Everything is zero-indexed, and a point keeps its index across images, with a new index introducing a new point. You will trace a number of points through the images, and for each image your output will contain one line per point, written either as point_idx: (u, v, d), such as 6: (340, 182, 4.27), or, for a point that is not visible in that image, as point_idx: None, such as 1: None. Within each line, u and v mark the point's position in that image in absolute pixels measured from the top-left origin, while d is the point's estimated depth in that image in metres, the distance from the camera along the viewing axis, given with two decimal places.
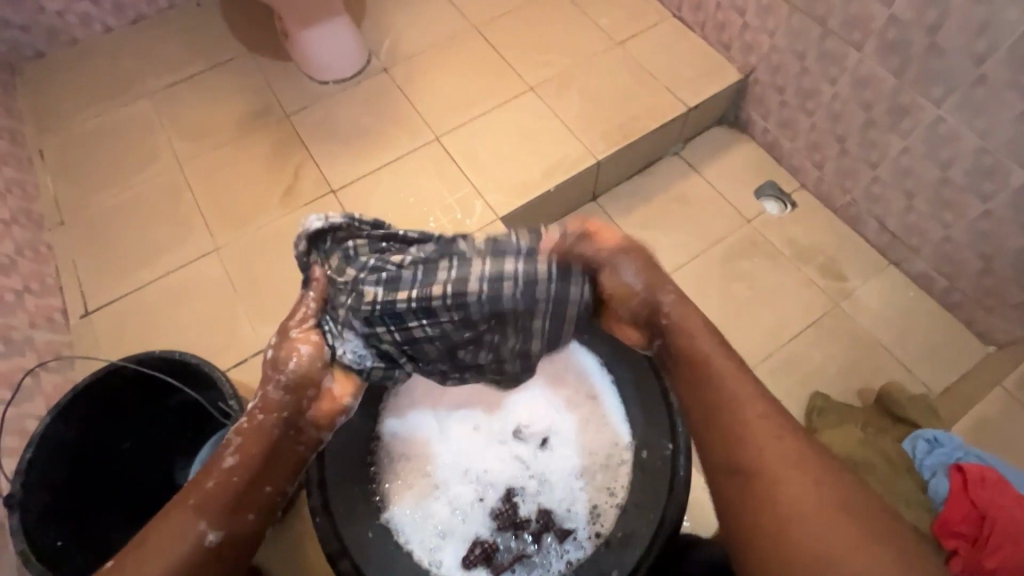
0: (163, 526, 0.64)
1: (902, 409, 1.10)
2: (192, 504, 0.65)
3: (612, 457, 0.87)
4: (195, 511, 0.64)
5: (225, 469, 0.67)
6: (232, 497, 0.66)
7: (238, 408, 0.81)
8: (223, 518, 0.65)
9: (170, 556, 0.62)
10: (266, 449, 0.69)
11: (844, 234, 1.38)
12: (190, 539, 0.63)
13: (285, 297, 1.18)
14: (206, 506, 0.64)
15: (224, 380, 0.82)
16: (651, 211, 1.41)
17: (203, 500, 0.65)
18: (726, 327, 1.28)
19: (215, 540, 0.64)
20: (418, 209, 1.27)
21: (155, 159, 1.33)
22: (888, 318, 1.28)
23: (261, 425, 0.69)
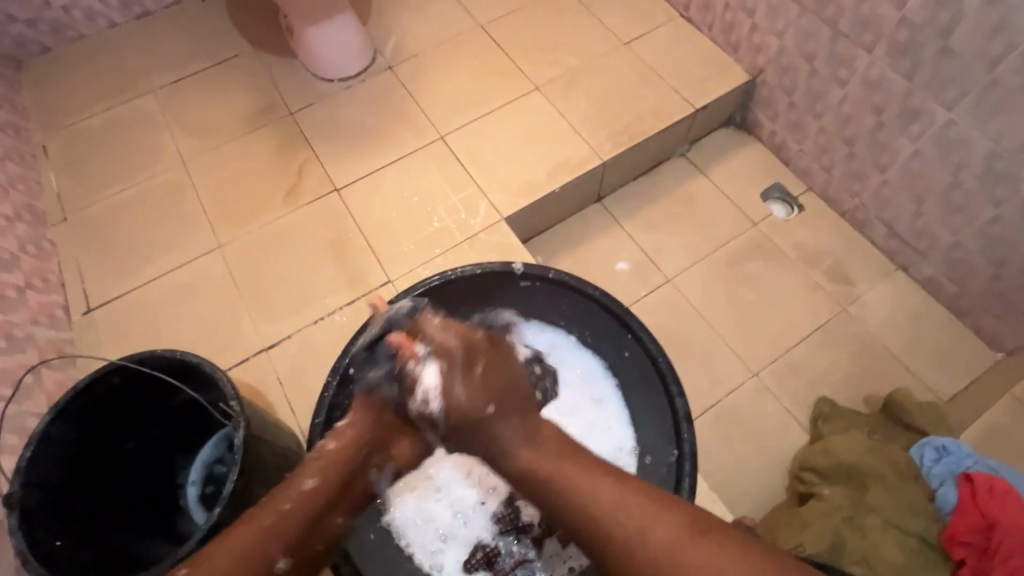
0: (232, 549, 0.59)
1: (910, 415, 1.09)
2: (267, 527, 0.62)
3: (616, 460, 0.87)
4: (274, 533, 0.61)
5: (305, 491, 0.65)
6: (310, 521, 0.65)
7: (239, 409, 0.80)
8: (296, 544, 0.63)
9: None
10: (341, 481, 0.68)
11: (852, 237, 1.36)
12: (262, 563, 0.60)
13: (287, 295, 1.18)
14: (284, 530, 0.62)
15: (225, 380, 0.81)
16: (656, 213, 1.40)
17: (277, 535, 0.62)
18: (731, 331, 1.27)
19: (283, 568, 0.62)
20: (423, 209, 1.26)
21: (159, 156, 1.33)
22: (895, 323, 1.27)
23: (341, 451, 0.70)
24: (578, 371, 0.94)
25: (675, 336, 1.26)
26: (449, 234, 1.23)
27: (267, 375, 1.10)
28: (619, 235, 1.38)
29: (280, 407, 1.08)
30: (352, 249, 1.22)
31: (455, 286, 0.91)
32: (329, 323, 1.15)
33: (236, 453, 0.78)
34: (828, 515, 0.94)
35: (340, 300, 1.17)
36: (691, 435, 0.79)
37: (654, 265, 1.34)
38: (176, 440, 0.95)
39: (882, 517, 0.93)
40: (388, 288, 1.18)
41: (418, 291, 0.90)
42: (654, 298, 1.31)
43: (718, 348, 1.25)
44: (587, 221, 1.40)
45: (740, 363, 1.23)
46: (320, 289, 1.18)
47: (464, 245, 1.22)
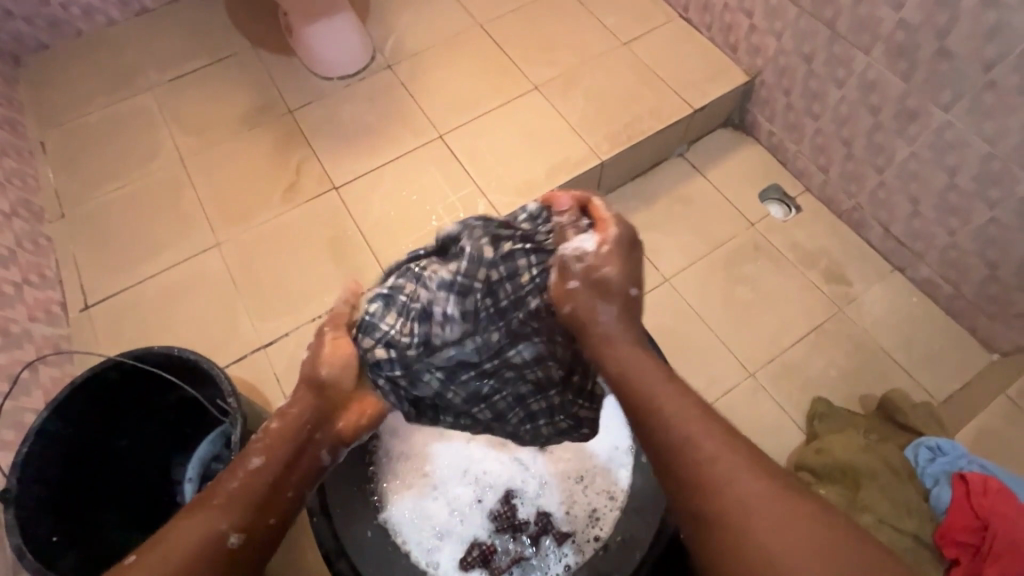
0: (179, 529, 0.60)
1: (905, 415, 1.09)
2: (217, 504, 0.63)
3: (612, 460, 0.86)
4: (221, 511, 0.62)
5: (251, 470, 0.67)
6: (260, 498, 0.65)
7: (237, 406, 0.80)
8: (247, 521, 0.63)
9: (192, 552, 0.58)
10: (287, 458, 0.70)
11: (849, 238, 1.37)
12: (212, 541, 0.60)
13: (285, 292, 1.18)
14: (232, 507, 0.63)
15: (223, 377, 0.80)
16: (654, 212, 1.41)
17: (225, 511, 0.62)
18: (728, 331, 1.27)
19: (235, 543, 0.61)
20: (421, 207, 1.26)
21: (157, 153, 1.33)
22: (891, 323, 1.27)
23: (288, 424, 0.72)
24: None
25: (672, 335, 1.27)
26: None
27: (264, 373, 1.10)
28: None
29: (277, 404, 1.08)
30: (350, 247, 1.22)
31: None
32: None
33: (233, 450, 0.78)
34: None
35: (338, 298, 1.17)
36: None
37: (652, 265, 1.35)
38: (173, 436, 0.95)
39: (876, 516, 0.93)
40: None
41: None
42: (651, 297, 1.31)
43: (715, 347, 1.25)
44: None
45: (737, 362, 1.24)
46: (318, 287, 1.18)
47: None
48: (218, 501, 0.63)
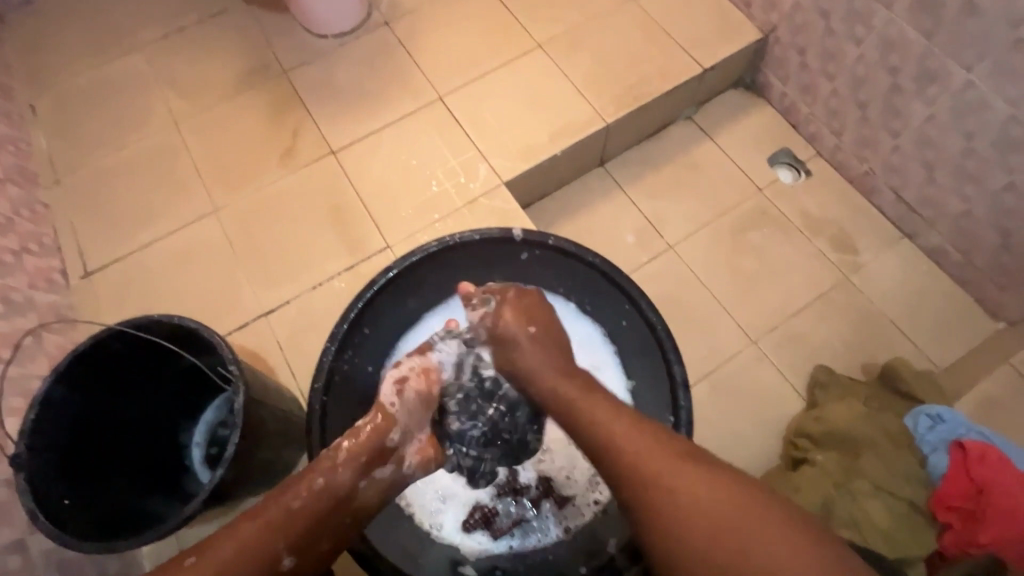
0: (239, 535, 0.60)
1: (906, 384, 1.06)
2: (273, 522, 0.62)
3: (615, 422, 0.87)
4: (275, 531, 0.61)
5: (313, 489, 0.65)
6: (316, 519, 0.64)
7: (239, 373, 0.76)
8: (301, 541, 0.63)
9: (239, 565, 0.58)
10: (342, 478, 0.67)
11: (858, 204, 1.34)
12: (265, 555, 0.60)
13: (286, 260, 1.17)
14: (287, 529, 0.62)
15: (224, 346, 0.77)
16: (659, 178, 1.38)
17: (282, 534, 0.62)
18: (731, 298, 1.26)
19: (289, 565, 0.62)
20: (422, 172, 1.23)
21: (150, 116, 1.29)
22: (897, 291, 1.26)
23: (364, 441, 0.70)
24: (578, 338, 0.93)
25: (675, 304, 1.26)
26: (448, 199, 1.21)
27: (267, 340, 1.10)
28: (622, 201, 1.36)
29: (280, 371, 1.08)
30: (349, 214, 1.20)
31: (456, 252, 0.91)
32: (328, 289, 1.14)
33: (237, 419, 0.76)
34: (818, 481, 0.92)
35: (340, 266, 1.16)
36: (688, 403, 0.79)
37: (656, 232, 1.33)
38: (180, 403, 0.96)
39: (872, 482, 0.90)
40: (386, 254, 1.17)
41: (416, 257, 0.88)
42: (655, 265, 1.30)
43: (718, 316, 1.24)
44: (588, 187, 1.38)
45: (739, 330, 1.23)
46: (319, 255, 1.17)
47: (464, 210, 1.20)
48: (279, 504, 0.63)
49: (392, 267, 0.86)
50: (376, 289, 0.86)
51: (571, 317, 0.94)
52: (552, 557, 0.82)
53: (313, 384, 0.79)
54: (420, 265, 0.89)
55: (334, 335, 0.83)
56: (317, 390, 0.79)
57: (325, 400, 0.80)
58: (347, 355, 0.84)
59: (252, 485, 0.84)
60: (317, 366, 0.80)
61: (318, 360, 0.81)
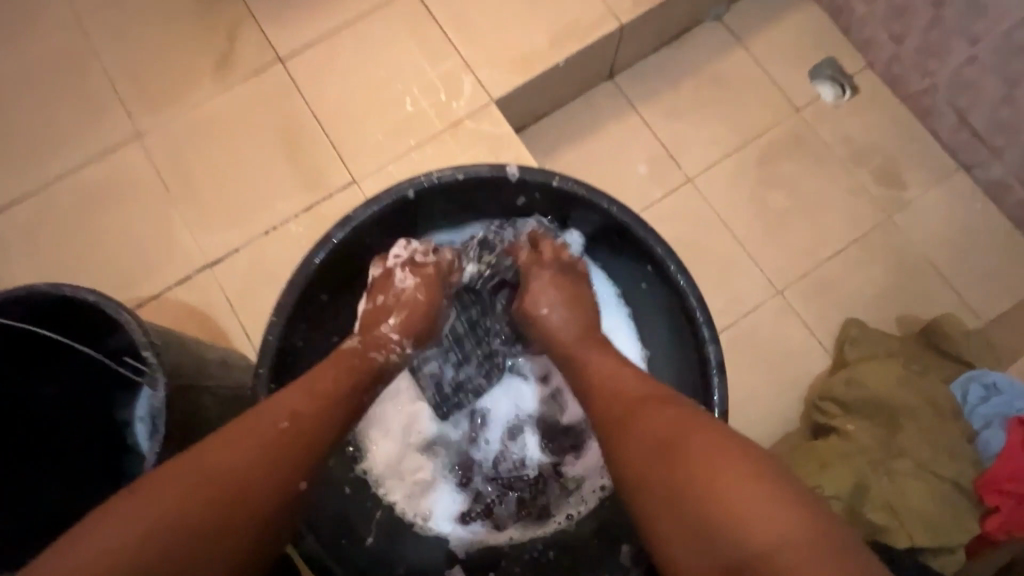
0: (246, 438, 0.52)
1: (955, 345, 0.94)
2: (295, 439, 0.54)
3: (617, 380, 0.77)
4: (297, 462, 0.53)
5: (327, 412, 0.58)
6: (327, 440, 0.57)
7: (155, 361, 0.57)
8: (317, 462, 0.56)
9: (262, 456, 0.52)
10: (365, 375, 0.64)
11: (910, 128, 1.14)
12: (282, 487, 0.52)
13: (230, 199, 0.96)
14: (305, 452, 0.54)
15: (133, 325, 0.58)
16: (679, 94, 1.16)
17: (303, 463, 0.54)
18: (756, 241, 1.09)
19: (303, 488, 0.54)
20: (392, 86, 1.00)
21: (45, 10, 1.02)
22: (945, 233, 1.10)
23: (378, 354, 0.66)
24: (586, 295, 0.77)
25: (692, 247, 1.09)
26: (426, 121, 0.99)
27: (213, 296, 0.92)
28: (634, 124, 1.14)
29: (230, 333, 0.91)
30: (304, 141, 0.98)
31: (436, 197, 0.71)
32: (283, 234, 0.95)
33: (159, 419, 0.58)
34: (850, 456, 0.82)
35: (296, 205, 0.96)
36: (723, 390, 0.62)
37: (673, 161, 1.13)
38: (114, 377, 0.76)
39: (913, 461, 0.80)
40: (351, 190, 0.96)
41: (386, 201, 0.68)
42: (670, 202, 1.11)
43: (740, 262, 1.08)
44: (595, 105, 1.15)
45: (764, 278, 1.07)
46: (270, 192, 0.96)
47: (445, 135, 0.98)
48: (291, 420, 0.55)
49: (352, 218, 0.66)
50: (334, 245, 0.66)
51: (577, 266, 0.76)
52: (553, 555, 0.71)
53: (256, 370, 0.61)
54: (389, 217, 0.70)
55: (279, 307, 0.64)
56: (262, 378, 0.62)
57: (275, 388, 0.63)
58: (301, 330, 0.67)
59: None
60: (260, 348, 0.62)
61: (261, 340, 0.62)
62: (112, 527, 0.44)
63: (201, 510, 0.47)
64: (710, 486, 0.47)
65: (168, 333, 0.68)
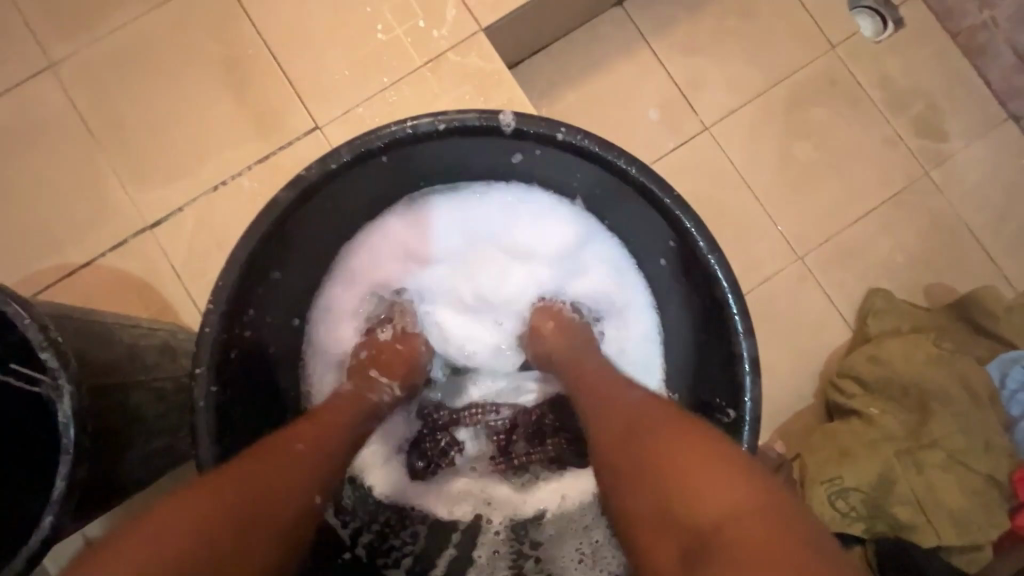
0: (265, 453, 0.49)
1: (992, 319, 0.85)
2: (303, 449, 0.51)
3: (621, 319, 0.68)
4: (315, 478, 0.50)
5: (333, 427, 0.56)
6: (338, 458, 0.54)
7: (58, 366, 0.45)
8: (330, 480, 0.53)
9: (290, 474, 0.49)
10: (362, 412, 0.59)
11: (957, 71, 1.00)
12: (298, 504, 0.48)
13: (168, 146, 0.81)
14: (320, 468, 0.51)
15: (24, 317, 0.44)
16: (699, 25, 0.99)
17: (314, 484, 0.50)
18: (779, 201, 0.97)
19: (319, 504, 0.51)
20: (360, 10, 0.83)
21: None
22: (986, 193, 0.99)
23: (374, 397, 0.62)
24: (580, 253, 0.68)
25: (708, 206, 0.96)
26: (401, 54, 0.82)
27: (154, 264, 0.78)
28: (646, 61, 0.98)
29: (177, 307, 0.78)
30: (256, 77, 0.82)
31: (411, 150, 0.58)
32: (235, 190, 0.80)
33: (65, 437, 0.45)
34: (877, 446, 0.75)
35: (249, 155, 0.81)
36: (754, 394, 0.53)
37: (689, 105, 0.98)
38: None
39: (944, 451, 0.74)
40: (314, 138, 0.81)
41: (345, 158, 0.54)
42: (685, 154, 0.97)
43: (761, 223, 0.97)
44: (600, 39, 0.99)
45: (785, 242, 0.96)
46: (215, 139, 0.81)
47: (425, 72, 0.82)
48: (305, 443, 0.52)
49: (304, 178, 0.53)
50: (283, 212, 0.53)
51: (529, 226, 0.68)
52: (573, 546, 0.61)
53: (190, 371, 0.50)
54: (329, 312, 0.67)
55: (215, 292, 0.51)
56: (199, 380, 0.50)
57: (219, 388, 0.52)
58: (247, 317, 0.55)
59: (138, 485, 0.61)
60: (196, 343, 0.50)
61: (197, 334, 0.50)
62: (122, 537, 0.40)
63: (229, 536, 0.43)
64: (686, 479, 0.43)
65: (79, 319, 0.54)
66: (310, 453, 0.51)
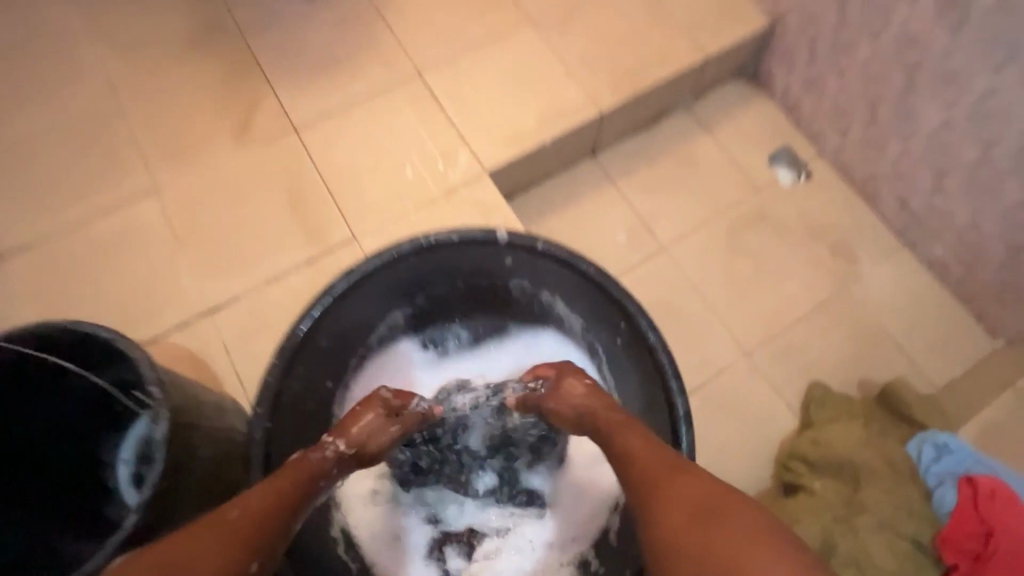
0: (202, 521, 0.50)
1: (907, 405, 1.01)
2: (237, 514, 0.52)
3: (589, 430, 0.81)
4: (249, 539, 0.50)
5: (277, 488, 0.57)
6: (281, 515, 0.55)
7: (160, 398, 0.62)
8: (270, 541, 0.52)
9: (222, 539, 0.49)
10: (307, 474, 0.60)
11: (859, 210, 1.27)
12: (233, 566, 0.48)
13: (234, 250, 1.02)
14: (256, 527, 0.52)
15: (144, 360, 0.63)
16: (653, 171, 1.28)
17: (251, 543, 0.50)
18: (726, 306, 1.18)
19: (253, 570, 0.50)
20: (394, 157, 1.10)
21: (80, 76, 1.13)
22: (897, 304, 1.19)
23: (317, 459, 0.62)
24: None
25: (666, 310, 1.16)
26: (424, 187, 1.08)
27: (208, 341, 0.96)
28: (613, 197, 1.26)
29: (223, 377, 0.94)
30: (311, 201, 1.06)
31: (430, 255, 0.79)
32: (284, 285, 1.00)
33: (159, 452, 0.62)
34: (818, 512, 0.86)
35: (298, 259, 1.02)
36: (688, 440, 0.69)
37: (648, 230, 1.23)
38: (93, 421, 0.75)
39: (876, 518, 0.84)
40: (351, 246, 1.04)
41: (385, 258, 0.76)
42: (647, 268, 1.20)
43: (712, 325, 1.16)
44: (577, 180, 1.27)
45: (734, 341, 1.15)
46: (272, 245, 1.03)
47: (441, 200, 1.08)
48: (243, 506, 0.53)
49: (354, 271, 0.74)
50: (335, 295, 0.73)
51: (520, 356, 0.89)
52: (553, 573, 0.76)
53: (254, 409, 0.67)
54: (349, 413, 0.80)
55: (283, 349, 0.70)
56: (259, 417, 0.67)
57: (270, 427, 0.68)
58: (298, 373, 0.72)
59: None
60: (261, 387, 0.68)
61: (263, 380, 0.68)
62: None
63: None
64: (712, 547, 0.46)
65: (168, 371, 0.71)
66: (247, 514, 0.52)
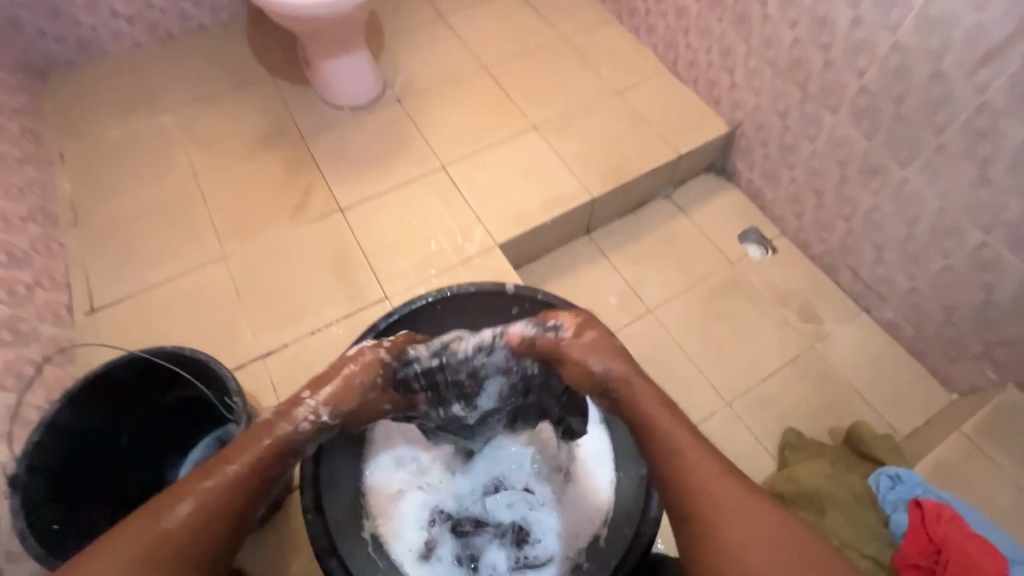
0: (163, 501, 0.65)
1: (869, 447, 1.13)
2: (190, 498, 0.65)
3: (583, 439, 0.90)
4: (198, 519, 0.64)
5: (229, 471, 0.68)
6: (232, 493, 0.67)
7: (241, 404, 0.86)
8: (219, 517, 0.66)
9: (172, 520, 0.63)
10: (261, 454, 0.70)
11: (820, 279, 1.47)
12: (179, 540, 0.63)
13: (286, 306, 1.23)
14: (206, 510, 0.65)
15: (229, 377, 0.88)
16: (639, 246, 1.50)
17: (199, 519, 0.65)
18: (706, 361, 1.34)
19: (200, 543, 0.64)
20: (422, 233, 1.33)
21: (171, 169, 1.41)
22: (859, 361, 1.35)
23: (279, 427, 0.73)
24: None
25: (653, 363, 1.33)
26: (445, 257, 1.30)
27: (260, 380, 1.13)
28: (605, 267, 1.47)
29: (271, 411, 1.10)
30: (351, 267, 1.28)
31: (452, 302, 0.98)
32: (326, 335, 1.19)
33: None
34: None
35: (339, 314, 1.22)
36: None
37: (636, 295, 1.43)
38: (171, 439, 1.02)
39: (840, 540, 0.97)
40: (383, 304, 1.24)
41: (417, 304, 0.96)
42: (635, 327, 1.38)
43: (694, 377, 1.31)
44: (574, 253, 1.49)
45: (715, 391, 1.30)
46: (318, 303, 1.23)
47: (460, 267, 1.29)
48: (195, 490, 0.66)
49: (393, 313, 0.94)
50: (377, 331, 0.94)
51: None
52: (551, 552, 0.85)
53: None
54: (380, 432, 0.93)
55: None
56: None
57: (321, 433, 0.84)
58: None
59: None
60: None
61: None
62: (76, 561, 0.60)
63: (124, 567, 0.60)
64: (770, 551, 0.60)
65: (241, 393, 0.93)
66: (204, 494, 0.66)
